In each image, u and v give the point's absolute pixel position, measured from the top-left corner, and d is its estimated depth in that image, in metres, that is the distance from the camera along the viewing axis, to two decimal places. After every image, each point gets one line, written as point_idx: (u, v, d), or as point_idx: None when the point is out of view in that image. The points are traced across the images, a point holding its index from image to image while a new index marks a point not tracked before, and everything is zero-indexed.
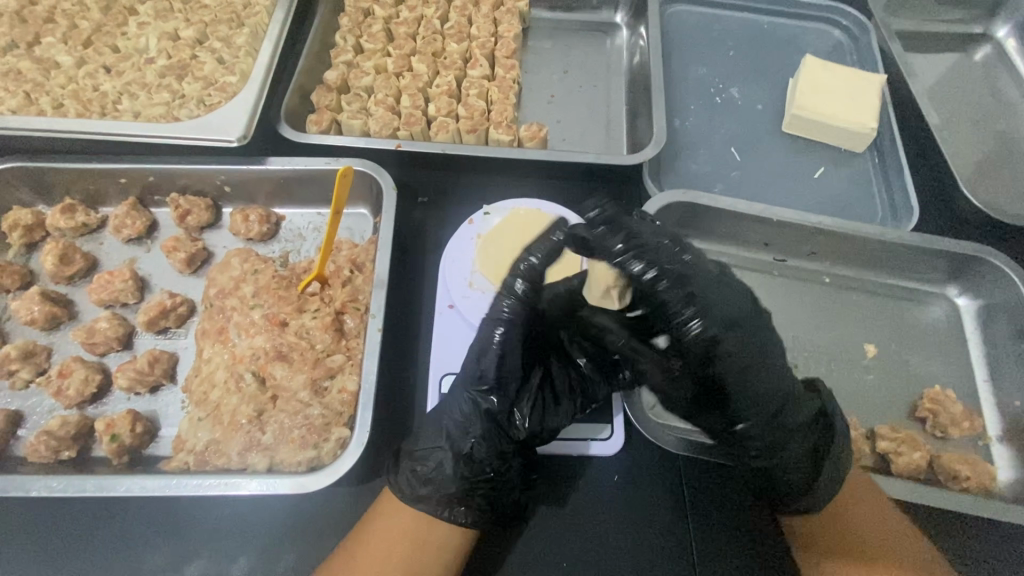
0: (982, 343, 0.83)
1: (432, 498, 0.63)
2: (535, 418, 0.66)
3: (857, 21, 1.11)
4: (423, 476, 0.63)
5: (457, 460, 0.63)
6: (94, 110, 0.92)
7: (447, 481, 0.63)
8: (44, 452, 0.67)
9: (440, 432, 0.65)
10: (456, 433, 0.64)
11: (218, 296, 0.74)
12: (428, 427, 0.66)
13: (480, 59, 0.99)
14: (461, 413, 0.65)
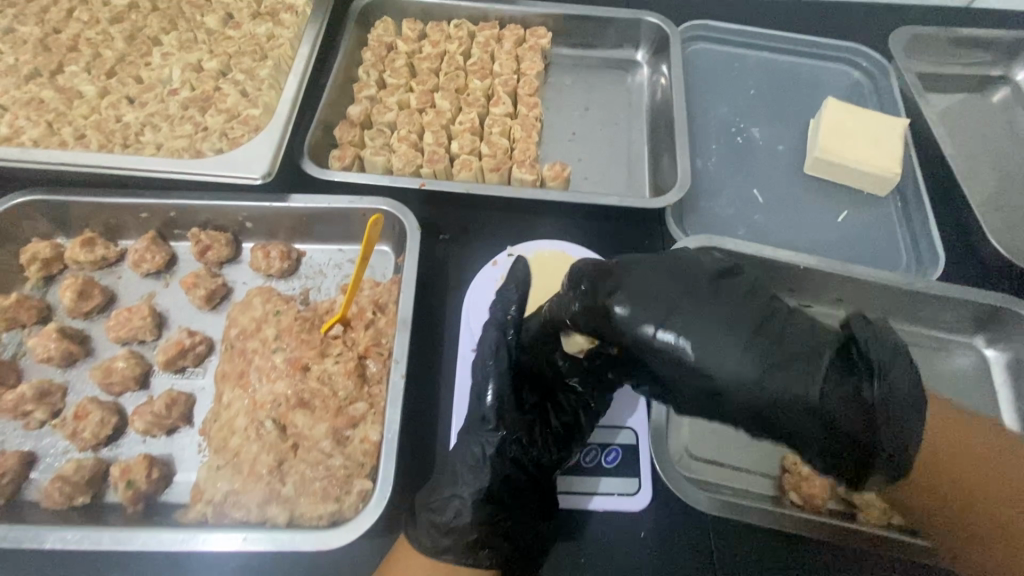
0: (1011, 395, 0.82)
1: (452, 543, 0.62)
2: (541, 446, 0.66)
3: (878, 63, 1.11)
4: (443, 524, 0.61)
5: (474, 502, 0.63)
6: (116, 142, 0.92)
7: (467, 529, 0.62)
8: (58, 498, 0.65)
9: (457, 476, 0.64)
10: (472, 474, 0.64)
11: (240, 337, 0.73)
12: (446, 474, 0.65)
13: (503, 97, 0.99)
14: (476, 453, 0.64)
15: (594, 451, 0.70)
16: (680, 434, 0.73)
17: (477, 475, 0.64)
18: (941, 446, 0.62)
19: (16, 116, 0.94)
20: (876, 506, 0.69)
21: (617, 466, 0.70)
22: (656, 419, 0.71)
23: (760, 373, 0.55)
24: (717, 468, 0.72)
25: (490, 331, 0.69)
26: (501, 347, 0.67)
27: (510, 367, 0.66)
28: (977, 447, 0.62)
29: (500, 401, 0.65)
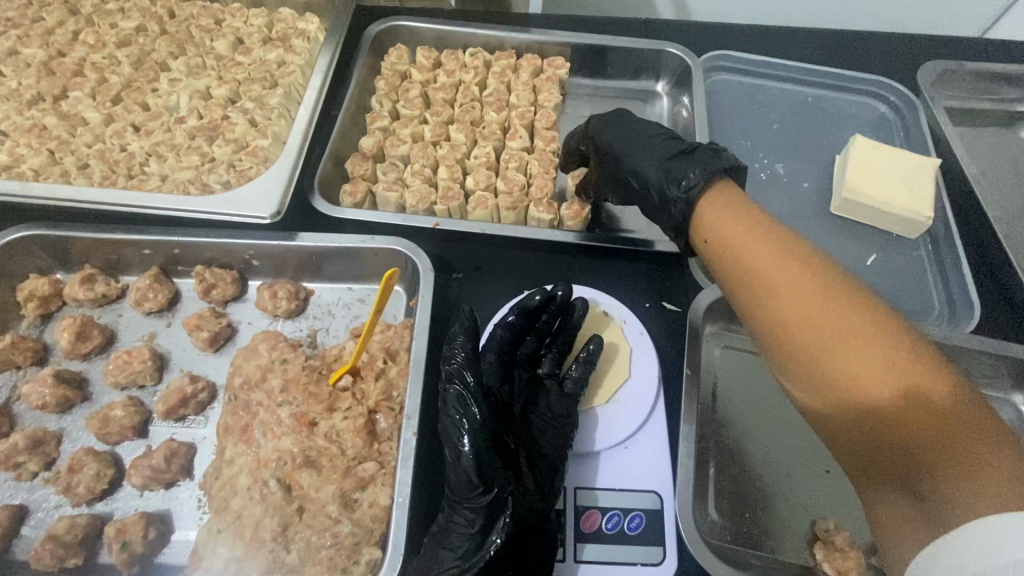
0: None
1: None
2: (524, 488, 0.59)
3: (905, 97, 1.08)
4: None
5: (469, 564, 0.55)
6: (120, 172, 0.89)
7: None
8: (49, 561, 0.62)
9: (449, 536, 0.57)
10: (461, 529, 0.57)
11: (244, 387, 0.70)
12: (438, 535, 0.58)
13: (520, 130, 0.96)
14: (467, 506, 0.57)
15: (614, 515, 0.65)
16: (705, 496, 0.70)
17: (471, 534, 0.56)
18: (777, 282, 0.63)
19: (16, 144, 0.91)
20: None
21: (641, 533, 0.64)
22: (682, 482, 0.67)
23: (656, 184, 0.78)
24: (744, 533, 0.68)
25: (449, 386, 0.62)
26: (469, 399, 0.61)
27: (484, 415, 0.60)
28: (814, 283, 0.62)
29: (477, 454, 0.57)
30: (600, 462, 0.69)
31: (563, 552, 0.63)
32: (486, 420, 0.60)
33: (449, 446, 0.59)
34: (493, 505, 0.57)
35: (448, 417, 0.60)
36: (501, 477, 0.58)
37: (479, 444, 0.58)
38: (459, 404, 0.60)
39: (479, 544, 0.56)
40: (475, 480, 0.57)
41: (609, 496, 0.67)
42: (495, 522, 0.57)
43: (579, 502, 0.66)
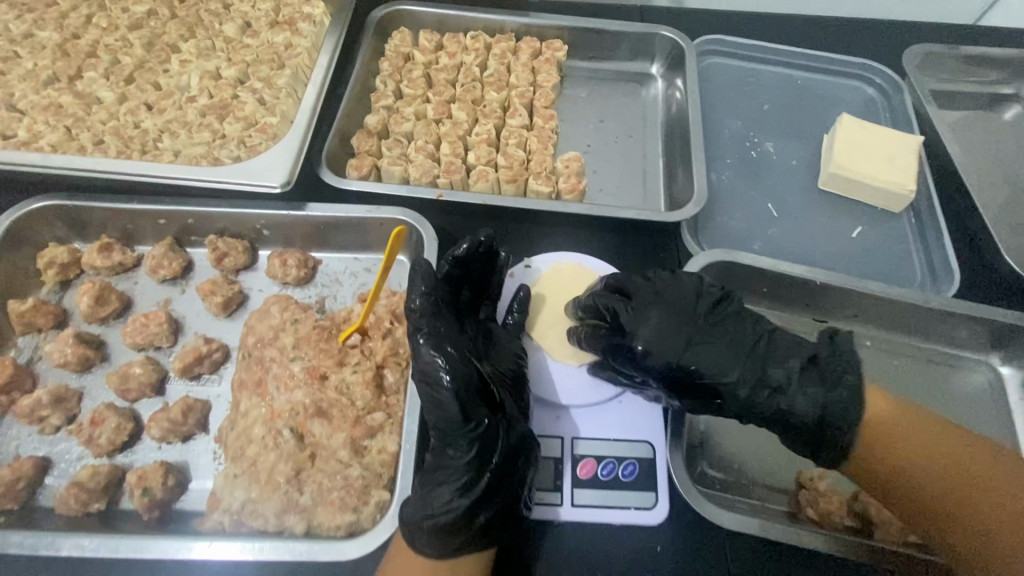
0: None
1: (459, 545, 0.56)
2: (508, 424, 0.59)
3: (891, 80, 1.11)
4: (447, 527, 0.55)
5: (469, 495, 0.56)
6: (135, 148, 0.92)
7: (459, 528, 0.56)
8: (73, 505, 0.65)
9: (442, 475, 0.57)
10: (456, 467, 0.57)
11: (257, 345, 0.73)
12: (431, 474, 0.58)
13: (519, 108, 1.00)
14: (461, 446, 0.57)
15: (611, 462, 0.69)
16: (697, 449, 0.74)
17: (465, 469, 0.56)
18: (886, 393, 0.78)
19: (34, 121, 0.95)
20: (892, 525, 0.69)
21: (635, 479, 0.68)
22: (675, 433, 0.71)
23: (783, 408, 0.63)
24: (732, 482, 0.72)
25: (415, 334, 0.60)
26: (442, 340, 0.59)
27: (459, 355, 0.59)
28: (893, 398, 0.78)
29: (459, 388, 0.57)
30: (596, 415, 0.72)
31: (561, 496, 0.67)
32: (463, 356, 0.59)
33: (428, 389, 0.58)
34: (483, 436, 0.57)
35: (421, 360, 0.59)
36: (485, 412, 0.58)
37: (461, 386, 0.57)
38: (433, 347, 0.58)
39: (478, 473, 0.57)
40: (461, 416, 0.56)
41: (605, 446, 0.70)
42: (490, 453, 0.57)
43: (577, 451, 0.70)
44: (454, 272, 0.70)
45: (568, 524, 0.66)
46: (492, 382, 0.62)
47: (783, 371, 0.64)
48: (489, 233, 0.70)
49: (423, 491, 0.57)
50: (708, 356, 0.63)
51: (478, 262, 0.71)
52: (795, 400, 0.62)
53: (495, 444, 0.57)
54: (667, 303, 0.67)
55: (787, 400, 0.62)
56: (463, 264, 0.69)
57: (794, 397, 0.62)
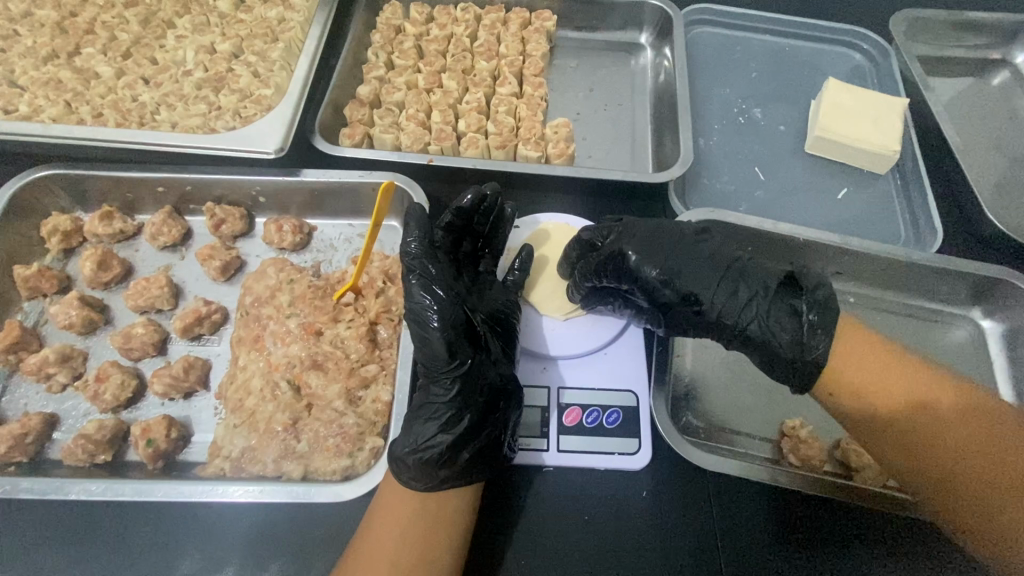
0: (1007, 366, 0.84)
1: (443, 478, 0.61)
2: (490, 368, 0.65)
3: (878, 45, 1.12)
4: (433, 460, 0.60)
5: (452, 429, 0.62)
6: (133, 120, 0.94)
7: (443, 462, 0.60)
8: (80, 455, 0.68)
9: (428, 414, 0.63)
10: (441, 405, 0.62)
11: (255, 304, 0.76)
12: (420, 413, 0.63)
13: (509, 77, 1.01)
14: (445, 386, 0.63)
15: (596, 411, 0.72)
16: (681, 401, 0.77)
17: (446, 402, 0.62)
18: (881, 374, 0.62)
19: (35, 96, 0.97)
20: (872, 469, 0.71)
21: (619, 426, 0.71)
22: (657, 385, 0.74)
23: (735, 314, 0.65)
24: (717, 432, 0.75)
25: (408, 275, 0.65)
26: (432, 283, 0.64)
27: (448, 299, 0.64)
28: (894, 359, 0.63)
29: (443, 329, 0.62)
30: (582, 367, 0.75)
31: (547, 441, 0.70)
32: (452, 300, 0.64)
33: (419, 329, 0.63)
34: (467, 373, 0.63)
35: (415, 300, 0.64)
36: (470, 352, 0.63)
37: (445, 328, 0.62)
38: (425, 292, 0.64)
39: (462, 408, 0.62)
40: (448, 355, 0.62)
41: (590, 396, 0.73)
42: (473, 390, 0.63)
43: (563, 401, 0.72)
44: (457, 222, 0.73)
45: (554, 468, 0.69)
46: (479, 326, 0.67)
47: (754, 281, 0.66)
48: (494, 189, 0.74)
49: (410, 428, 0.62)
50: (680, 265, 0.68)
51: (484, 214, 0.75)
52: (760, 305, 0.64)
53: (478, 378, 0.64)
54: (654, 227, 0.73)
55: (754, 306, 0.65)
56: (466, 216, 0.72)
57: (760, 303, 0.65)
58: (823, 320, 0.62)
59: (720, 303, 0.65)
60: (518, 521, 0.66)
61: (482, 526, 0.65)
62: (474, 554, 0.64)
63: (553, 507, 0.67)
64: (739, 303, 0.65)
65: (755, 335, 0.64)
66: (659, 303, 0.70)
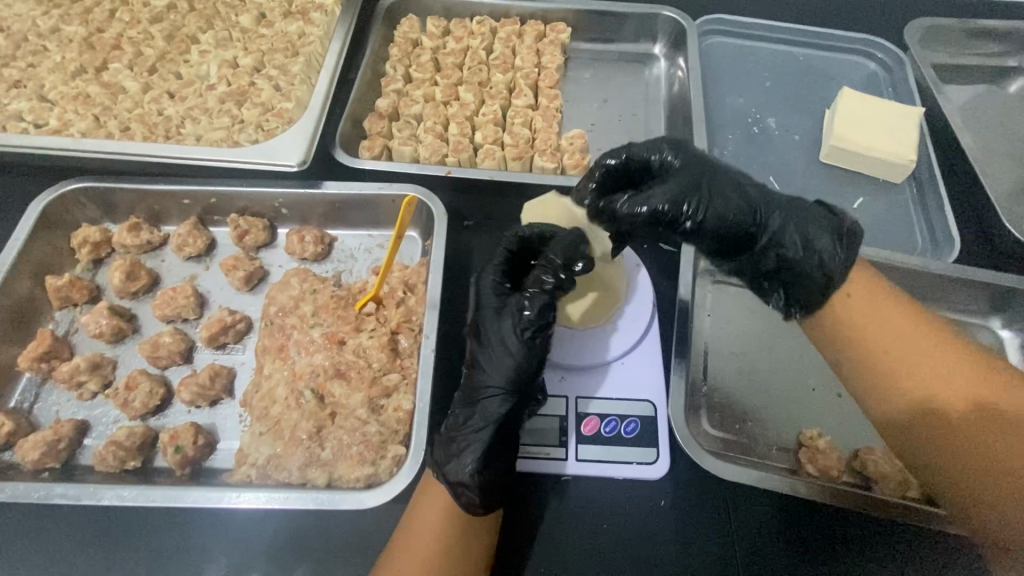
0: None
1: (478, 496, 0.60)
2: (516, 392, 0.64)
3: (892, 54, 1.13)
4: (461, 477, 0.61)
5: (476, 450, 0.61)
6: (159, 134, 0.97)
7: (465, 481, 0.61)
8: (111, 461, 0.69)
9: (461, 431, 0.64)
10: (470, 424, 0.63)
11: (279, 314, 0.78)
12: (456, 430, 0.64)
13: (525, 89, 1.03)
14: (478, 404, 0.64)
15: (614, 420, 0.73)
16: (698, 411, 0.77)
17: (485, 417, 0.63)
18: (889, 345, 0.66)
19: (64, 110, 1.00)
20: (892, 479, 0.71)
21: (636, 436, 0.72)
22: (673, 393, 0.75)
23: (767, 246, 0.67)
24: (734, 442, 0.75)
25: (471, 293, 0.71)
26: (491, 298, 0.69)
27: (490, 318, 0.67)
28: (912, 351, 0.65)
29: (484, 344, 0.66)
30: (600, 376, 0.76)
31: (565, 451, 0.71)
32: (495, 317, 0.67)
33: (489, 354, 0.65)
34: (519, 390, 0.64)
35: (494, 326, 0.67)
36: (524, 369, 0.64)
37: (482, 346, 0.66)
38: (478, 307, 0.69)
39: (502, 430, 0.63)
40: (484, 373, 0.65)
41: (609, 405, 0.74)
42: (517, 412, 0.65)
43: (582, 410, 0.73)
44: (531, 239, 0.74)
45: (571, 477, 0.70)
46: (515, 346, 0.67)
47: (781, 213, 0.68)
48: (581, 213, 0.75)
49: (446, 443, 0.64)
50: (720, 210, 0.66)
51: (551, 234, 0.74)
52: (789, 234, 0.67)
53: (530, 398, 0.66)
54: (682, 154, 0.71)
55: (783, 236, 0.67)
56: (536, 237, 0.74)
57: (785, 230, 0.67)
58: (851, 241, 0.67)
59: (748, 224, 0.66)
60: (540, 531, 0.67)
61: (499, 533, 0.66)
62: (492, 564, 0.65)
63: (572, 518, 0.67)
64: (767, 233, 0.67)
65: (800, 259, 0.66)
66: (704, 236, 0.67)
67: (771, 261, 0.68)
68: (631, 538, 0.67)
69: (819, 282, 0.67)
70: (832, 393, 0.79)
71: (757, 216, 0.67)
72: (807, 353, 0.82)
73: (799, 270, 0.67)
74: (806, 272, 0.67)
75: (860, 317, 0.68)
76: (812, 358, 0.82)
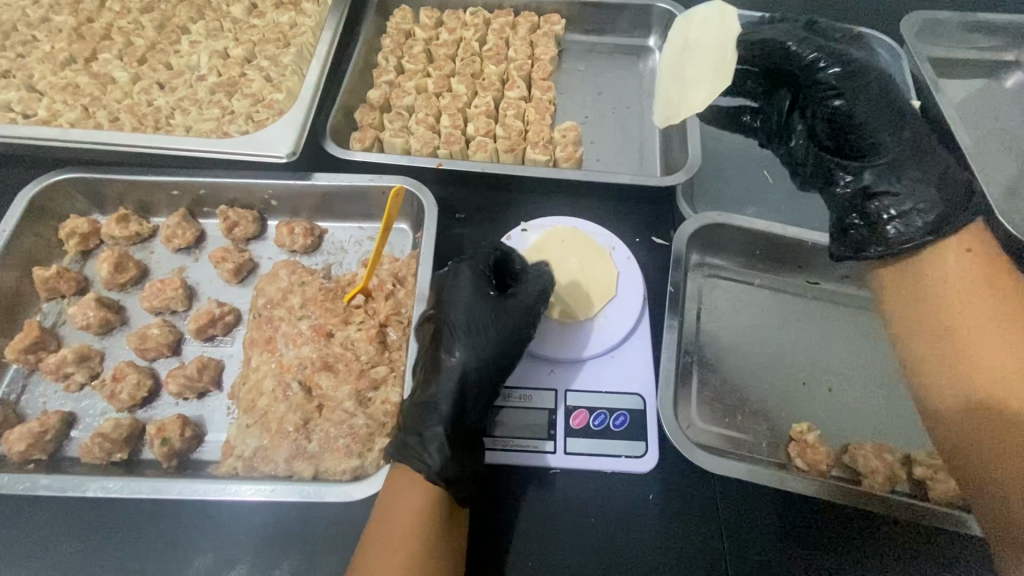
0: None
1: (455, 479, 0.61)
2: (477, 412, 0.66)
3: (888, 47, 1.12)
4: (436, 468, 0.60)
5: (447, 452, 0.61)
6: (149, 124, 0.96)
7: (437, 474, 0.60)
8: (97, 453, 0.69)
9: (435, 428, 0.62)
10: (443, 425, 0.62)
11: (267, 306, 0.78)
12: (427, 424, 0.63)
13: (518, 81, 1.02)
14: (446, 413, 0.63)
15: (603, 414, 0.73)
16: (688, 404, 0.77)
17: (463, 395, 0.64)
18: (959, 321, 0.70)
19: (53, 101, 0.99)
20: (881, 474, 0.71)
21: (625, 429, 0.72)
22: (663, 386, 0.74)
23: (885, 165, 0.80)
24: (723, 436, 0.75)
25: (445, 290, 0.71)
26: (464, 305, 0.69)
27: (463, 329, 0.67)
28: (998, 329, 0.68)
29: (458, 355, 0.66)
30: (588, 370, 0.76)
31: (553, 444, 0.71)
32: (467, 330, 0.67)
33: (475, 338, 0.67)
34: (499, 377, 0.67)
35: (479, 312, 0.68)
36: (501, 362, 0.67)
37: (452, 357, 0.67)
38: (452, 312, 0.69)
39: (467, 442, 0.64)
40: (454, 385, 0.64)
41: (598, 399, 0.74)
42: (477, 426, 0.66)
43: (570, 404, 0.73)
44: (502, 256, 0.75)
45: (560, 470, 0.70)
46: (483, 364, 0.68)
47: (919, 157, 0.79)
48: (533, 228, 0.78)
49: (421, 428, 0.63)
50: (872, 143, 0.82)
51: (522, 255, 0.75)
52: (896, 168, 0.79)
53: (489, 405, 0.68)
54: (884, 95, 0.83)
55: (887, 171, 0.79)
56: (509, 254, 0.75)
57: (896, 169, 0.79)
58: (957, 203, 0.74)
59: (879, 144, 0.82)
60: (527, 525, 0.67)
61: (485, 527, 0.66)
62: (478, 556, 0.64)
63: (558, 510, 0.67)
64: (879, 162, 0.81)
65: (879, 180, 0.79)
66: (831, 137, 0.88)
67: (862, 179, 0.82)
68: (617, 529, 0.66)
69: (871, 221, 0.79)
70: (822, 387, 0.79)
71: (885, 134, 0.81)
72: (797, 348, 0.82)
73: (889, 202, 0.78)
74: (879, 212, 0.78)
75: (946, 291, 0.72)
76: (802, 352, 0.82)
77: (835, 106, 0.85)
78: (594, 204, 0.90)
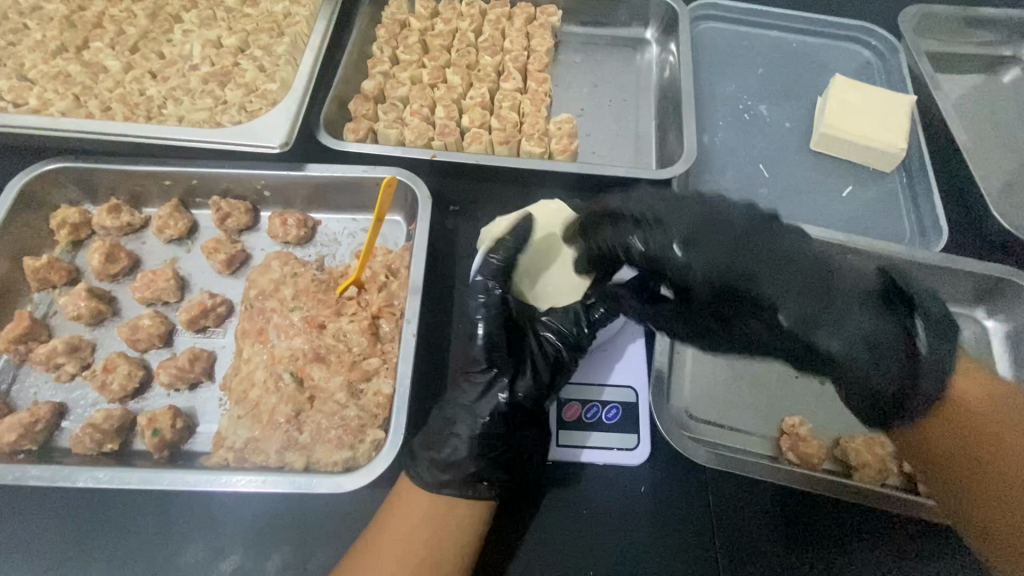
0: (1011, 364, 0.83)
1: (473, 492, 0.63)
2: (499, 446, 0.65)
3: (886, 42, 1.11)
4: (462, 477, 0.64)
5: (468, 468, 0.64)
6: (140, 114, 0.95)
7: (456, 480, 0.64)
8: (88, 444, 0.69)
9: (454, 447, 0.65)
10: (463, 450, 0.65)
11: (259, 297, 0.78)
12: (446, 441, 0.65)
13: (513, 73, 1.02)
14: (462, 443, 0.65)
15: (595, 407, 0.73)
16: (681, 397, 0.77)
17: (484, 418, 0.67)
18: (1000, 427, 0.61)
19: (44, 90, 0.98)
20: (872, 467, 0.71)
21: (617, 422, 0.72)
22: (656, 380, 0.74)
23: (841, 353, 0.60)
24: (715, 428, 0.75)
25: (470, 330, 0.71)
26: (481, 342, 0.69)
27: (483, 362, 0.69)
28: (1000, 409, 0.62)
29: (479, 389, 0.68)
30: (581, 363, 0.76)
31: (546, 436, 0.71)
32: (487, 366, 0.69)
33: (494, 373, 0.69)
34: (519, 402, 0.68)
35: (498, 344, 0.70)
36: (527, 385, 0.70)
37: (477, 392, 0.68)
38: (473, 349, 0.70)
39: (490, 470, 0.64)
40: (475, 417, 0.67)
41: (590, 391, 0.74)
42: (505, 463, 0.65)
43: (563, 396, 0.74)
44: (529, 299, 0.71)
45: (552, 462, 0.70)
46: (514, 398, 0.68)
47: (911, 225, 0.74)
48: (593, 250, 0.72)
49: (440, 441, 0.66)
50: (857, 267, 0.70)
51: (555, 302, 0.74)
52: (849, 332, 0.60)
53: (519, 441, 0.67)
54: (779, 260, 0.64)
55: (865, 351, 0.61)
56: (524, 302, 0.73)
57: (863, 334, 0.61)
58: (942, 331, 0.63)
59: (835, 351, 0.61)
60: (518, 515, 0.67)
61: None
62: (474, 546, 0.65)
63: (549, 501, 0.68)
64: (830, 363, 0.63)
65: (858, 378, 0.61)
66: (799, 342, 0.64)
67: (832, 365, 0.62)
68: (610, 523, 0.67)
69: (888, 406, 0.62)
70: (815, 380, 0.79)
71: (831, 310, 0.62)
72: None
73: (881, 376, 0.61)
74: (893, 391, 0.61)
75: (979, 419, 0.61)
76: None
77: (770, 319, 0.65)
78: (588, 198, 0.90)
